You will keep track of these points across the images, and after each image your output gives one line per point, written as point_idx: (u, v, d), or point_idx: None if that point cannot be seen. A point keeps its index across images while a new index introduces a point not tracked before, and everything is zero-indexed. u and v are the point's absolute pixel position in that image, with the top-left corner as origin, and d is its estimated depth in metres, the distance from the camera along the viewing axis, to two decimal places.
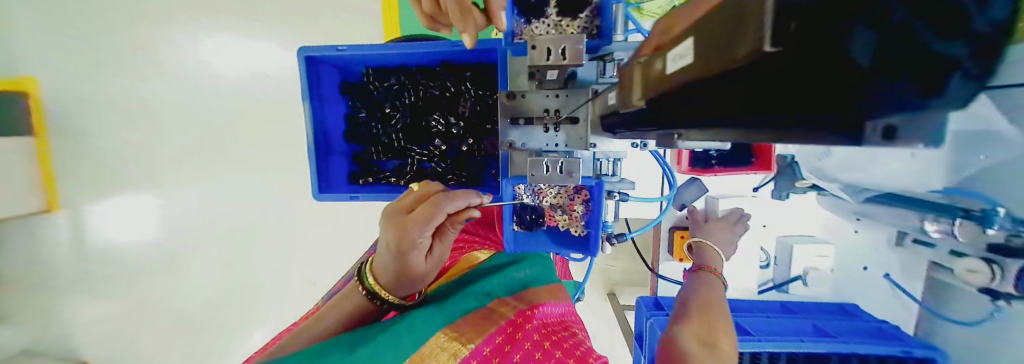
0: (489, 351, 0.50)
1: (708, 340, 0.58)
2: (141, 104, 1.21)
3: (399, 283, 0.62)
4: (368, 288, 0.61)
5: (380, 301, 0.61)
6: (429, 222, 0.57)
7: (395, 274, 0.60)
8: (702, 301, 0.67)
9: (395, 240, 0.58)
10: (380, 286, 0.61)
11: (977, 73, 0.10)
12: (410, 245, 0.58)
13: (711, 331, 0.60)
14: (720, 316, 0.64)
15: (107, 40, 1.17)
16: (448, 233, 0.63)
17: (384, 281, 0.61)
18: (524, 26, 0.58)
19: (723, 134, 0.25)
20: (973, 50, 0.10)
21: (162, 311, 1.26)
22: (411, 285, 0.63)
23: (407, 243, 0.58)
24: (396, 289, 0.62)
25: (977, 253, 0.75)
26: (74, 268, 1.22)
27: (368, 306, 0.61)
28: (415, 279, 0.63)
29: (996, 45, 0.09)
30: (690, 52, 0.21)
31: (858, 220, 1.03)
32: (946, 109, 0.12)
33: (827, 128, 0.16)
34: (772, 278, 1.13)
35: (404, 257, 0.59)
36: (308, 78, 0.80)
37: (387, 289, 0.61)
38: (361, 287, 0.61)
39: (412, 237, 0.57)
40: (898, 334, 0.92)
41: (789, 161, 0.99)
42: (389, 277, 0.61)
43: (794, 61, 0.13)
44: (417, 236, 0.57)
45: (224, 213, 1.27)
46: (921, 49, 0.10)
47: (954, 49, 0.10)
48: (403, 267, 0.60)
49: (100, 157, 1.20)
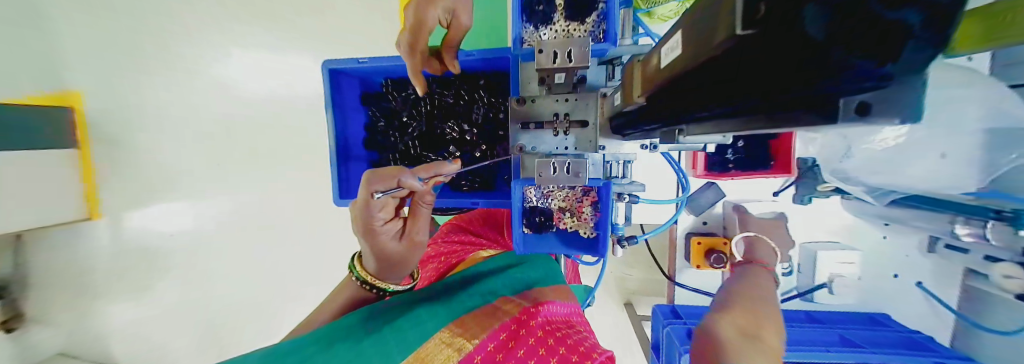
0: (493, 347, 0.52)
1: (752, 334, 0.55)
2: (180, 118, 1.32)
3: (385, 269, 0.64)
4: (358, 277, 0.64)
5: (370, 287, 0.64)
6: (372, 207, 0.59)
7: (376, 260, 0.63)
8: (739, 294, 0.65)
9: (360, 227, 0.61)
10: (368, 273, 0.64)
11: (931, 39, 0.11)
12: (373, 232, 0.61)
13: (755, 324, 0.57)
14: (759, 307, 0.61)
15: (159, 59, 1.30)
16: (419, 210, 0.64)
17: (371, 268, 0.64)
18: (530, 32, 0.61)
19: (713, 125, 0.26)
20: (923, 18, 0.10)
21: (189, 312, 1.34)
22: (397, 272, 0.65)
23: (366, 228, 0.60)
24: (382, 275, 0.65)
25: (1014, 258, 0.74)
26: (113, 271, 1.31)
27: (371, 295, 0.65)
28: (396, 273, 0.65)
29: (950, 12, 0.10)
30: (679, 44, 0.23)
31: (885, 224, 0.99)
32: (910, 85, 0.13)
33: (802, 110, 0.17)
34: (796, 286, 1.07)
35: (371, 241, 0.61)
36: (331, 88, 0.85)
37: (375, 276, 0.64)
38: (354, 278, 0.65)
39: (371, 222, 0.60)
40: (933, 345, 0.88)
41: (810, 164, 0.97)
42: (373, 263, 0.64)
43: (768, 41, 0.14)
44: (371, 219, 0.60)
45: (249, 218, 1.35)
46: (877, 18, 0.11)
47: (908, 17, 0.10)
48: (378, 253, 0.62)
49: (145, 167, 1.32)
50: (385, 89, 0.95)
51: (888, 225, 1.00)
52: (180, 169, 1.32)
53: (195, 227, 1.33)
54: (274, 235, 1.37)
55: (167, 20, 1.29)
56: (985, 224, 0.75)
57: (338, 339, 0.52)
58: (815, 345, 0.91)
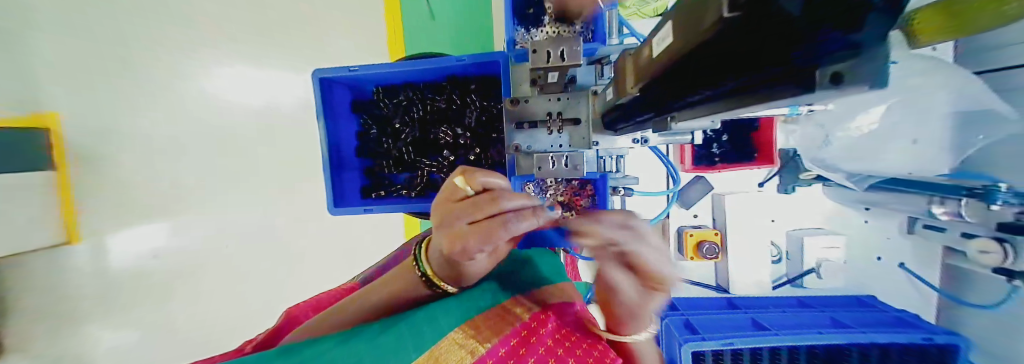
0: (504, 352, 0.50)
1: None
2: (162, 135, 1.29)
3: (455, 276, 0.59)
4: (423, 273, 0.60)
5: (433, 284, 0.60)
6: (487, 241, 0.46)
7: (449, 268, 0.57)
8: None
9: (449, 249, 0.49)
10: (436, 274, 0.59)
11: (894, 12, 0.11)
12: (466, 256, 0.50)
13: None
14: None
15: (140, 78, 1.28)
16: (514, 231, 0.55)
17: (439, 272, 0.59)
18: (522, 34, 0.71)
19: (704, 109, 0.28)
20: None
21: (178, 334, 1.29)
22: (466, 278, 0.61)
23: (464, 254, 0.49)
24: (455, 282, 0.61)
25: (988, 233, 0.80)
26: (91, 298, 1.25)
27: (425, 293, 0.61)
28: (471, 278, 0.61)
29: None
30: (669, 35, 0.25)
31: (867, 208, 1.03)
32: None
33: (782, 86, 0.18)
34: (786, 273, 1.11)
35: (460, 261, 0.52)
36: (322, 98, 0.85)
37: (442, 277, 0.60)
38: (417, 269, 0.60)
39: (470, 251, 0.48)
40: (917, 321, 0.92)
41: (791, 154, 1.01)
42: (445, 271, 0.58)
43: (751, 22, 0.16)
44: (475, 250, 0.48)
45: (237, 235, 1.31)
46: (837, 4, 0.12)
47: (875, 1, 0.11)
48: (458, 267, 0.56)
49: (125, 188, 1.27)
50: (376, 97, 0.95)
51: (869, 209, 1.04)
52: (163, 186, 1.29)
53: (180, 246, 1.29)
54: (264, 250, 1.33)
55: (147, 36, 1.27)
56: (960, 201, 0.81)
57: (349, 342, 0.50)
58: (810, 328, 0.94)
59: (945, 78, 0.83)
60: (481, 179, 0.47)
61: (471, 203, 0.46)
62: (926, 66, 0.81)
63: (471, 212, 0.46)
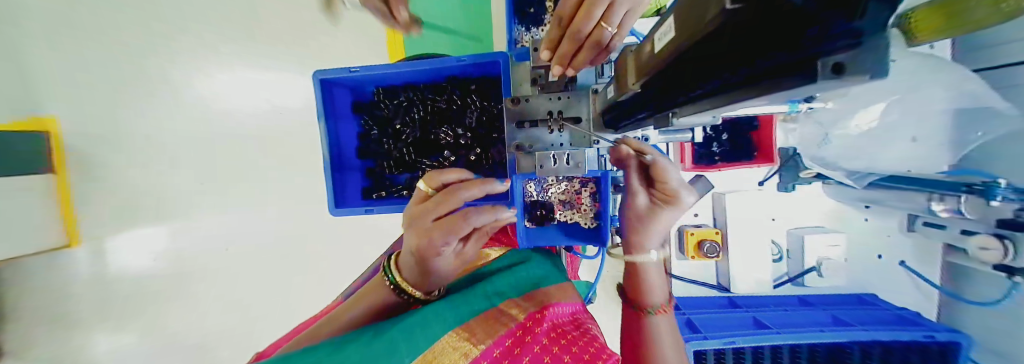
0: (499, 353, 0.51)
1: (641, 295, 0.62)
2: (162, 137, 1.29)
3: (425, 280, 0.61)
4: (393, 281, 0.61)
5: (402, 293, 0.61)
6: (448, 235, 0.53)
7: (420, 273, 0.60)
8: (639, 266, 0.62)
9: (418, 246, 0.55)
10: (404, 280, 0.61)
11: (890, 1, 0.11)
12: (432, 254, 0.56)
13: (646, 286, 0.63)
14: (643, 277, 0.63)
15: (140, 82, 1.28)
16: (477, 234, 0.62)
17: (408, 277, 0.61)
18: (523, 34, 0.72)
19: (706, 105, 0.28)
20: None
21: (176, 336, 1.30)
22: (435, 283, 0.62)
23: (428, 251, 0.55)
24: (422, 287, 0.62)
25: (988, 230, 0.80)
26: (94, 299, 1.27)
27: (394, 300, 0.62)
28: (438, 282, 0.62)
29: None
30: (672, 29, 0.25)
31: (867, 207, 1.04)
32: (889, 42, 0.14)
33: (787, 77, 0.18)
34: (786, 272, 1.11)
35: (425, 261, 0.57)
36: (322, 99, 0.85)
37: (414, 285, 0.61)
38: (387, 281, 0.61)
39: (435, 245, 0.54)
40: (919, 319, 0.92)
41: (790, 153, 0.99)
42: (415, 275, 0.61)
43: (757, 10, 0.16)
44: (438, 245, 0.54)
45: (235, 236, 1.31)
46: None
47: None
48: (426, 271, 0.59)
49: (127, 190, 1.28)
50: (376, 97, 0.95)
51: (869, 207, 1.04)
52: (162, 188, 1.29)
53: (180, 248, 1.29)
54: (262, 252, 1.32)
55: (146, 39, 1.27)
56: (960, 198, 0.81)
57: (341, 346, 0.50)
58: (810, 327, 0.94)
59: (944, 78, 0.84)
60: (442, 181, 0.57)
61: (435, 199, 0.54)
62: (923, 66, 0.82)
63: (435, 206, 0.54)
